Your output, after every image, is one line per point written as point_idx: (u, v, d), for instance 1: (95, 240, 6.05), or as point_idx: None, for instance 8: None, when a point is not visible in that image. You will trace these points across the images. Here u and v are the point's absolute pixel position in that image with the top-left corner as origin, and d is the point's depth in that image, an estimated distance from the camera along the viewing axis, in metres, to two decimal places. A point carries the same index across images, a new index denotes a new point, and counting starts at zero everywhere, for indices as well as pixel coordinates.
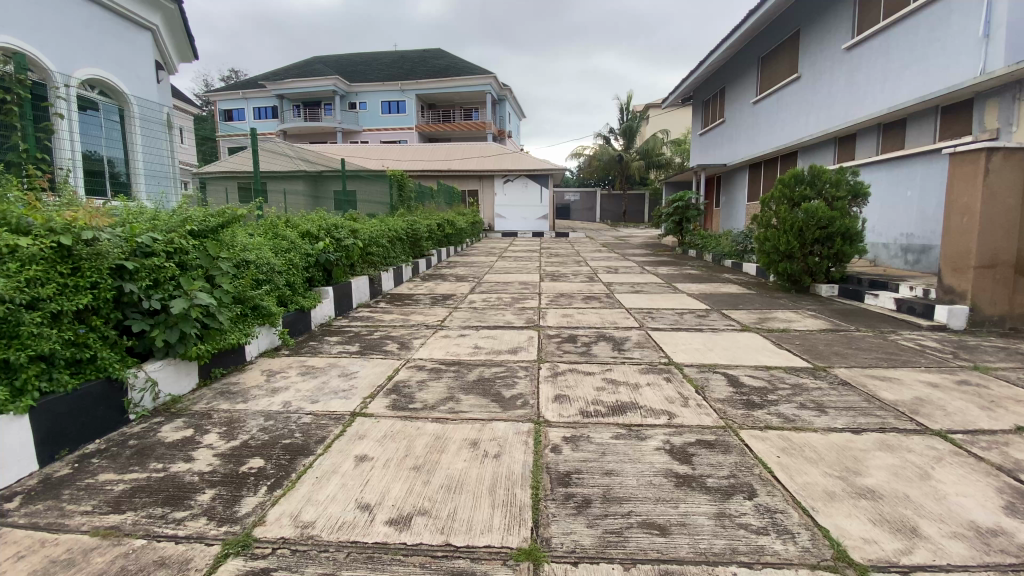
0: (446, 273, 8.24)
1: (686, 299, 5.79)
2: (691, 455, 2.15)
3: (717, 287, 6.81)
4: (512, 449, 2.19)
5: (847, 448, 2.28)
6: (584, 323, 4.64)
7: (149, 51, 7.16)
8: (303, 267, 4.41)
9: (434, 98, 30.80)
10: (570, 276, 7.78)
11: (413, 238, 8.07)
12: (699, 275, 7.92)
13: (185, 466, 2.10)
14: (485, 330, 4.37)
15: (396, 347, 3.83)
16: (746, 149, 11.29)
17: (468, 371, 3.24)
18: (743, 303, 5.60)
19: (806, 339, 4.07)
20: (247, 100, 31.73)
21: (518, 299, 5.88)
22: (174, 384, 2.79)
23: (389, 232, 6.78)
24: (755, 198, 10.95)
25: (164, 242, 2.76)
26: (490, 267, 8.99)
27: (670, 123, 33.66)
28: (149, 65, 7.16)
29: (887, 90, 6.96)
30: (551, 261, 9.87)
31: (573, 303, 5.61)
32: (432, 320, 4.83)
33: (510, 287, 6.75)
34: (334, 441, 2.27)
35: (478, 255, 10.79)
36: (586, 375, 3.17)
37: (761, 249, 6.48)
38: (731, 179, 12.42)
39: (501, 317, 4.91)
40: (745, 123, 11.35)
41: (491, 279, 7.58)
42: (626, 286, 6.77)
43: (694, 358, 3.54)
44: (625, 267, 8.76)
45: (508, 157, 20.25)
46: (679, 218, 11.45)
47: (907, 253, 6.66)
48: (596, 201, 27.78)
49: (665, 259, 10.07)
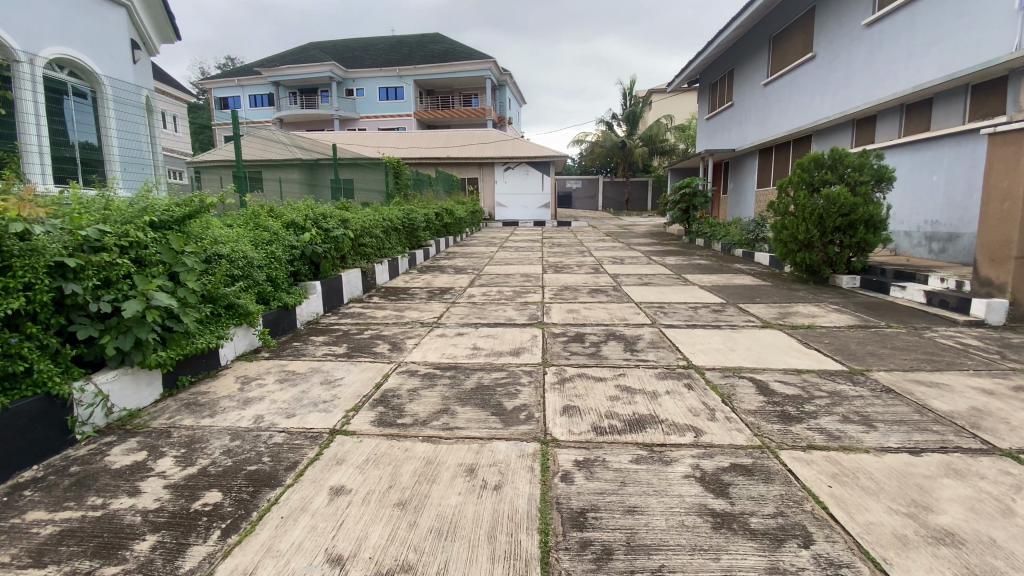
0: (444, 265, 7.88)
1: (699, 292, 5.44)
2: (727, 486, 1.82)
3: (730, 278, 6.46)
4: (516, 477, 1.85)
5: (908, 475, 1.94)
6: (592, 319, 4.30)
7: (124, 29, 6.77)
8: (286, 260, 4.06)
9: (433, 84, 30.21)
10: (574, 267, 7.42)
11: (409, 227, 7.69)
12: (709, 265, 7.57)
13: (128, 503, 1.77)
14: (485, 327, 4.03)
15: (387, 348, 3.50)
16: (756, 134, 10.86)
17: (465, 376, 2.91)
18: (761, 296, 5.24)
19: (836, 338, 3.71)
20: (243, 88, 31.15)
21: (519, 293, 5.52)
22: (131, 398, 2.46)
23: (383, 222, 6.41)
24: (766, 185, 10.55)
25: (117, 234, 2.42)
26: (490, 258, 8.63)
27: (674, 108, 33.08)
28: (124, 44, 6.76)
29: (911, 69, 6.54)
30: (554, 251, 9.52)
31: (578, 297, 5.25)
32: (427, 316, 4.49)
33: (511, 280, 6.39)
34: (307, 469, 1.94)
35: (477, 246, 10.44)
36: (598, 382, 2.83)
37: (778, 237, 6.12)
38: (740, 165, 11.99)
39: (500, 314, 4.55)
40: (755, 106, 10.89)
41: (492, 271, 7.22)
42: (634, 278, 6.41)
43: (715, 360, 3.19)
44: (630, 258, 8.40)
45: (509, 144, 19.77)
46: (686, 206, 11.08)
47: (931, 242, 6.30)
48: (599, 189, 27.35)
49: (671, 249, 9.70)
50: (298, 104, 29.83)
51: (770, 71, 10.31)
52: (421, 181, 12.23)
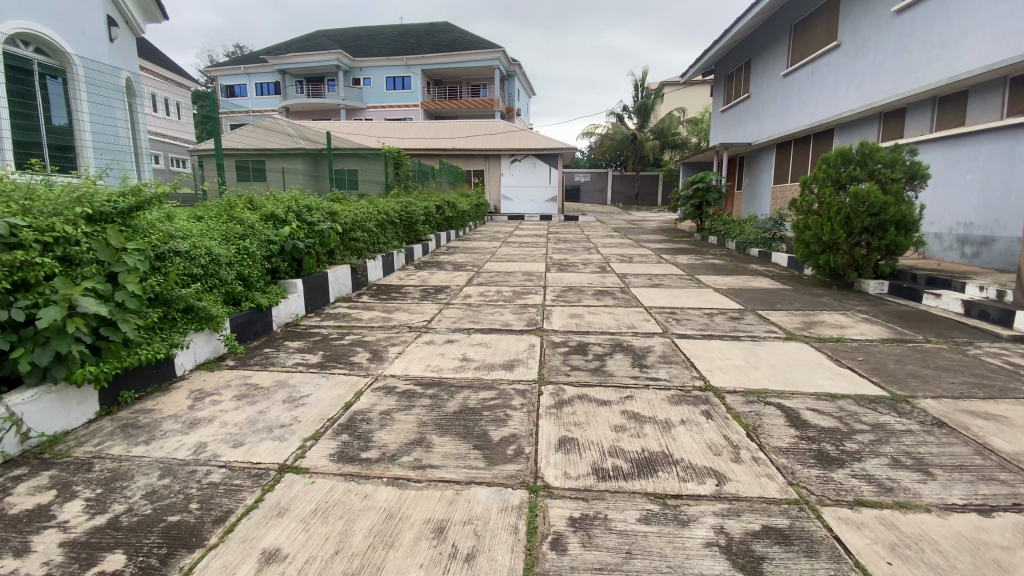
0: (443, 260, 7.51)
1: (713, 296, 5.03)
2: (761, 562, 1.44)
3: (745, 280, 6.04)
4: (494, 544, 1.49)
5: (983, 547, 1.55)
6: (597, 326, 3.91)
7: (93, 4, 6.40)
8: (262, 257, 3.71)
9: (441, 74, 29.72)
10: (580, 266, 7.01)
11: (406, 220, 7.31)
12: (723, 265, 7.14)
13: (9, 566, 1.42)
14: (477, 334, 3.66)
15: (367, 357, 3.13)
16: (773, 127, 10.35)
17: (449, 395, 2.54)
18: (781, 302, 4.82)
19: (870, 355, 3.30)
20: (249, 76, 30.87)
21: (519, 294, 5.13)
22: (55, 420, 2.13)
23: (378, 215, 6.06)
24: (784, 181, 10.07)
25: (37, 229, 2.10)
26: (492, 254, 8.23)
27: (687, 101, 32.34)
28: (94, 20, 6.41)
29: (944, 58, 6.01)
30: (560, 247, 9.12)
31: (582, 300, 4.86)
32: (417, 319, 4.12)
33: (512, 279, 6.00)
34: (238, 523, 1.58)
35: (480, 241, 10.06)
36: (601, 406, 2.45)
37: (798, 237, 5.69)
38: (756, 160, 11.49)
39: (497, 318, 4.17)
40: (774, 98, 10.37)
41: (493, 268, 6.83)
42: (643, 279, 6.00)
43: (737, 381, 2.79)
44: (640, 256, 7.97)
45: (516, 136, 19.33)
46: (698, 202, 10.60)
47: (964, 245, 5.84)
48: (607, 183, 26.85)
49: (682, 247, 9.25)
50: (304, 93, 29.49)
51: (790, 61, 9.79)
52: (424, 172, 11.88)
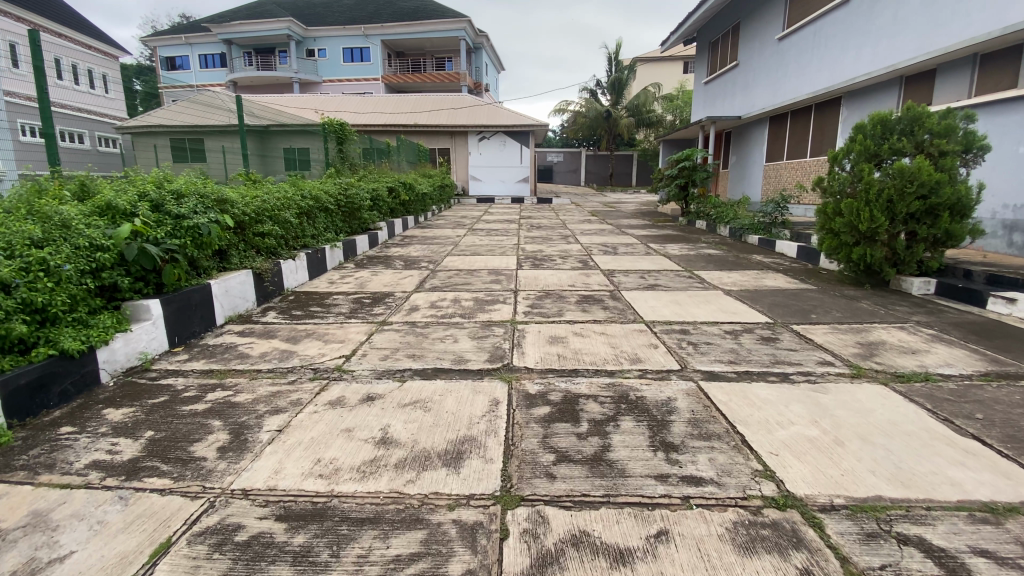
0: (393, 254, 6.25)
1: (728, 303, 3.94)
2: None
3: (757, 275, 5.00)
4: None
5: None
6: (586, 358, 2.75)
7: None
8: (81, 274, 2.45)
9: (403, 45, 27.81)
10: (556, 260, 5.84)
11: (346, 205, 6.03)
12: (723, 255, 6.12)
13: None
14: (413, 382, 2.46)
15: (220, 445, 1.92)
16: (766, 98, 9.32)
17: (333, 553, 1.37)
18: (815, 309, 3.76)
19: (989, 410, 2.24)
20: (191, 46, 28.33)
21: (480, 305, 3.92)
22: None
23: (299, 201, 4.81)
24: (779, 158, 9.10)
25: None
26: (453, 245, 6.99)
27: (661, 77, 31.19)
28: None
29: (992, 5, 4.94)
30: (532, 235, 7.96)
31: (564, 311, 3.70)
32: (332, 352, 2.89)
33: (473, 281, 4.78)
34: None
35: (441, 228, 8.82)
36: (617, 569, 1.31)
37: (823, 224, 4.67)
38: (745, 135, 10.49)
39: (445, 346, 2.96)
40: (766, 65, 9.29)
41: (452, 265, 5.60)
42: (634, 276, 4.88)
43: (827, 481, 1.70)
44: (625, 245, 6.87)
45: (484, 111, 17.92)
46: (685, 181, 9.44)
47: (1012, 233, 4.92)
48: (581, 162, 25.91)
49: (669, 233, 8.18)
50: (254, 66, 27.31)
51: (787, 22, 8.68)
52: (376, 149, 10.42)
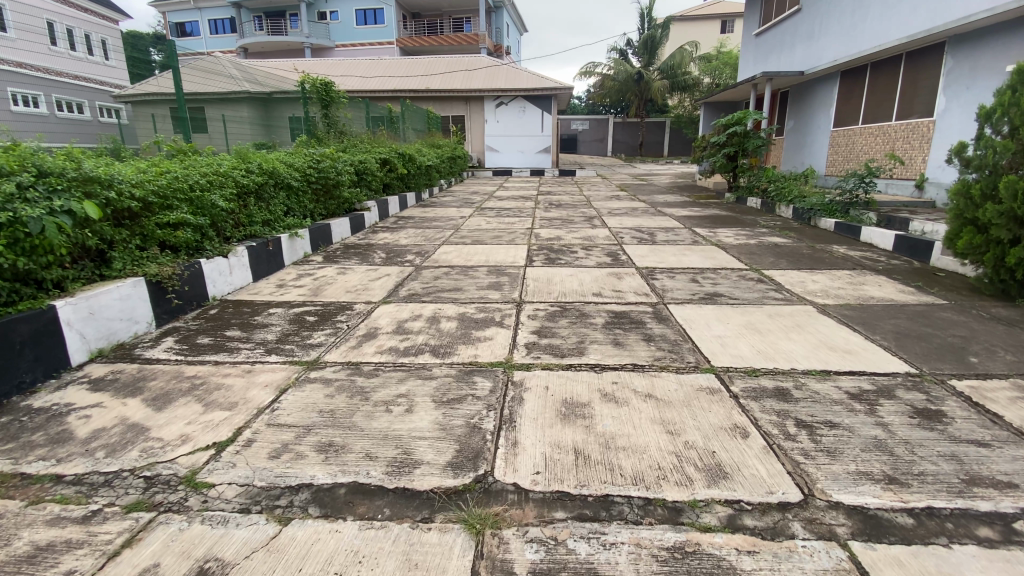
0: (377, 242, 5.10)
1: (830, 330, 2.66)
2: None
3: (851, 277, 3.69)
4: None
5: None
6: (625, 463, 1.55)
7: None
8: None
9: (418, 6, 26.09)
10: (578, 251, 4.59)
11: (317, 180, 4.85)
12: (793, 245, 4.79)
13: None
14: (299, 528, 1.33)
15: None
16: (837, 48, 7.69)
17: None
18: (970, 346, 2.46)
19: None
20: (201, 11, 27.19)
21: (465, 328, 2.74)
22: None
23: (238, 176, 3.65)
24: (853, 123, 7.57)
25: None
26: (454, 229, 5.79)
27: (698, 35, 28.66)
28: None
29: None
30: (551, 215, 6.70)
31: (586, 342, 2.48)
32: (200, 436, 1.76)
33: (465, 284, 3.58)
34: None
35: (446, 206, 7.63)
36: None
37: (958, 211, 3.31)
38: (808, 94, 8.87)
39: (388, 421, 1.79)
40: (839, 7, 7.61)
41: (444, 258, 4.40)
42: (682, 279, 3.61)
43: None
44: (663, 231, 5.56)
45: (501, 73, 16.45)
46: (734, 151, 7.92)
47: None
48: (608, 131, 24.27)
49: (715, 213, 6.83)
50: (265, 31, 26.12)
51: None
52: (375, 113, 9.16)
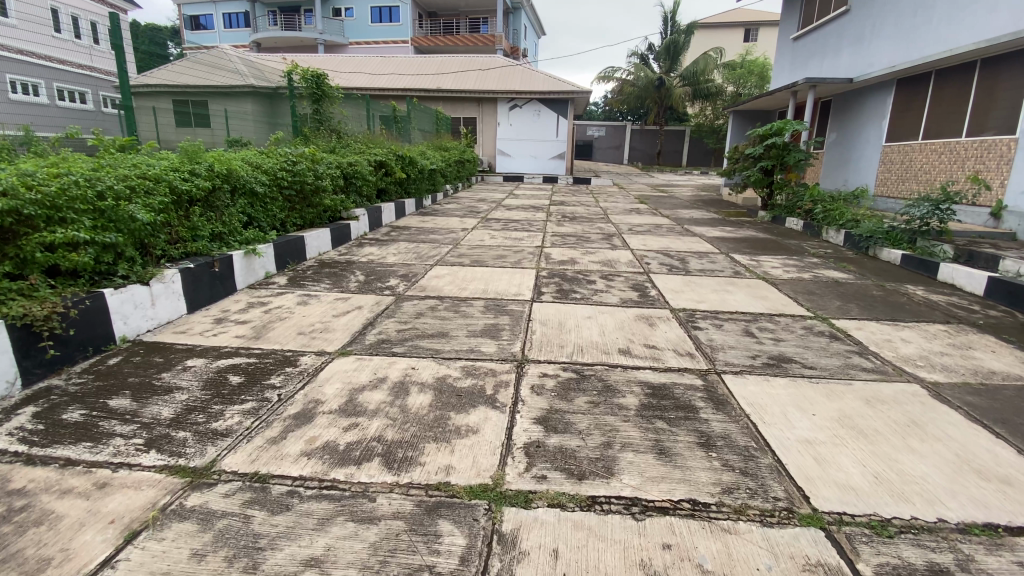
0: (360, 259, 4.34)
1: (965, 434, 1.85)
2: None
3: (950, 336, 2.86)
4: None
5: None
6: None
7: None
8: None
9: (435, 4, 25.51)
10: (596, 281, 3.81)
11: (291, 185, 4.10)
12: (857, 282, 3.96)
13: None
14: None
15: None
16: (895, 54, 6.83)
17: None
18: None
19: None
20: (216, 5, 26.84)
21: (443, 405, 1.95)
22: None
23: (177, 180, 2.90)
24: (911, 138, 6.72)
25: None
26: (454, 245, 5.03)
27: (720, 43, 27.84)
28: None
29: None
30: (566, 231, 5.94)
31: (615, 447, 1.68)
32: None
33: (453, 327, 2.79)
34: None
35: (448, 216, 6.89)
36: None
37: None
38: (855, 104, 8.00)
39: None
40: (898, 8, 6.75)
41: (433, 285, 3.62)
42: (733, 330, 2.80)
43: None
44: (695, 256, 4.77)
45: (517, 75, 15.73)
46: (772, 165, 7.07)
47: None
48: (625, 138, 23.54)
49: (752, 235, 6.02)
50: (279, 26, 25.66)
51: None
52: (376, 111, 8.43)
